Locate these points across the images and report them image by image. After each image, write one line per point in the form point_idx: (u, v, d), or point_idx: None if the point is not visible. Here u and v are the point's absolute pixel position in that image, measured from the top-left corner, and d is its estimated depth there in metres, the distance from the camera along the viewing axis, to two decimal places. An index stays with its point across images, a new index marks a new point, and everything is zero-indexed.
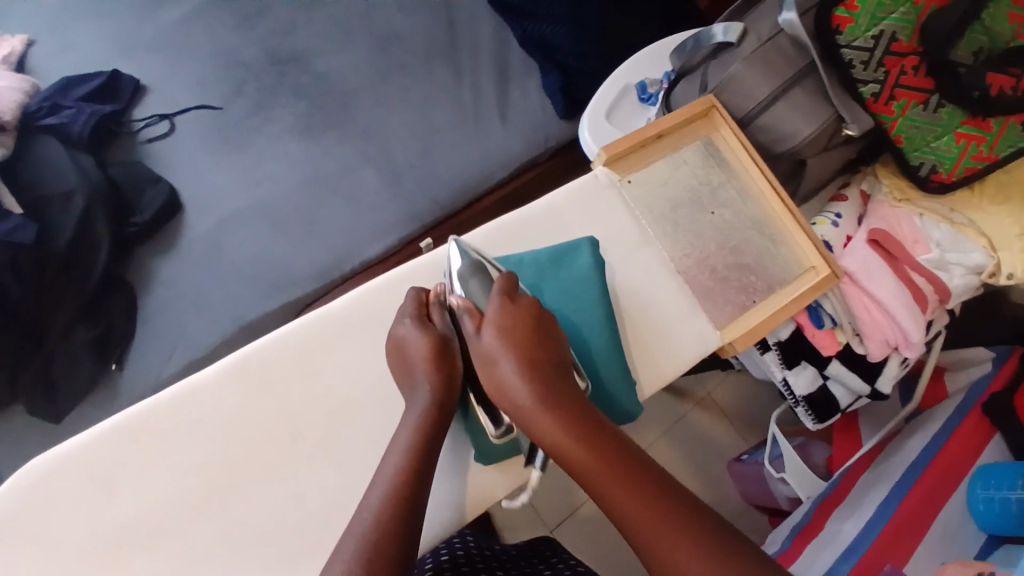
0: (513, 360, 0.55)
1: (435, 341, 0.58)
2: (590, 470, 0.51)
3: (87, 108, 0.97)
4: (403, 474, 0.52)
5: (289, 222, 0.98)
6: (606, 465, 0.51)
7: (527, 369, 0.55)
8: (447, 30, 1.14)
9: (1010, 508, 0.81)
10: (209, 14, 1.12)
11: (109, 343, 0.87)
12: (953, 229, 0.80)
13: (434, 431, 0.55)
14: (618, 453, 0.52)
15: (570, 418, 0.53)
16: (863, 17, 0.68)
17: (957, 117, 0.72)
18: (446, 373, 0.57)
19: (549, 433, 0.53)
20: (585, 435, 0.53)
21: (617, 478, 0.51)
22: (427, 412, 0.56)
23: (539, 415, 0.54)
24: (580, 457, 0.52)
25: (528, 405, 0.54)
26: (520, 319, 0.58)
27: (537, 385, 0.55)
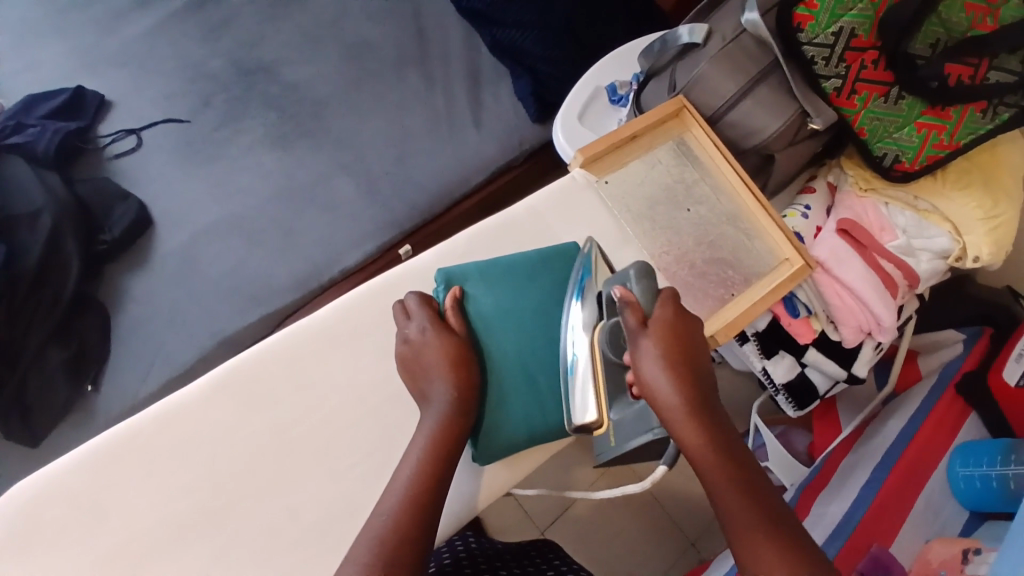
0: (665, 360, 0.52)
1: (450, 344, 0.60)
2: (729, 500, 0.47)
3: (51, 126, 0.96)
4: (422, 479, 0.52)
5: (265, 234, 0.97)
6: (749, 501, 0.46)
7: (681, 374, 0.51)
8: (417, 37, 1.15)
9: (990, 484, 0.84)
10: (173, 26, 1.10)
11: (84, 364, 0.86)
12: (918, 215, 0.83)
13: (452, 434, 0.56)
14: (763, 494, 0.47)
15: (718, 437, 0.49)
16: (822, 14, 0.70)
17: (917, 107, 0.74)
18: (464, 379, 0.59)
19: (692, 444, 0.49)
20: (733, 463, 0.48)
21: (752, 509, 0.46)
22: (439, 424, 0.56)
23: (687, 424, 0.49)
24: (721, 483, 0.47)
25: (676, 411, 0.50)
26: (680, 326, 0.54)
27: (689, 394, 0.51)
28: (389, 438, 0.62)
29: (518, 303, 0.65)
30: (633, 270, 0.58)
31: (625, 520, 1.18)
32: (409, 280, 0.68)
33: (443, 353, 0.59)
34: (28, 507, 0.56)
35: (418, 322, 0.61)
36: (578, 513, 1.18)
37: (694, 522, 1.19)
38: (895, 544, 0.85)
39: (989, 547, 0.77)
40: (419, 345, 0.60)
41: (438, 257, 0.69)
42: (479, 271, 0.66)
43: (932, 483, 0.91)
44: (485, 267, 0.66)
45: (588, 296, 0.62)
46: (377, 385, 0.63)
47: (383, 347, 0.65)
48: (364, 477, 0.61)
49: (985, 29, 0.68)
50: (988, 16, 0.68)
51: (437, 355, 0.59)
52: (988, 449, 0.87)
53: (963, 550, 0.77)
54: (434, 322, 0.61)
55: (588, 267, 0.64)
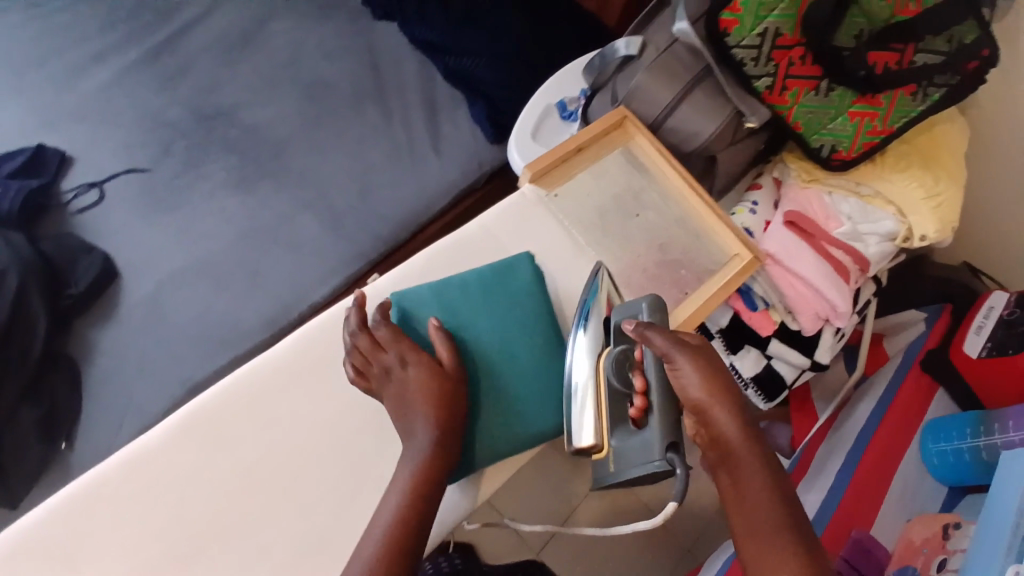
0: (710, 377, 0.54)
1: (427, 373, 0.60)
2: (757, 515, 0.48)
3: (13, 185, 0.96)
4: (399, 525, 0.53)
5: (230, 277, 0.98)
6: (777, 519, 0.48)
7: (716, 384, 0.53)
8: (372, 71, 1.18)
9: (964, 458, 0.86)
10: (130, 76, 1.12)
11: (57, 421, 0.86)
12: (862, 202, 0.86)
13: (431, 478, 0.56)
14: (793, 512, 0.49)
15: (751, 443, 0.52)
16: (747, 17, 0.73)
17: (848, 97, 0.78)
18: (446, 412, 0.60)
19: (727, 443, 0.52)
20: (760, 469, 0.51)
21: (771, 519, 0.48)
22: (417, 462, 0.57)
23: (727, 428, 0.52)
24: (753, 498, 0.49)
25: (713, 411, 0.53)
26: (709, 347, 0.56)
27: (725, 401, 0.53)
28: (356, 468, 0.62)
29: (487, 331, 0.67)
30: (644, 308, 0.61)
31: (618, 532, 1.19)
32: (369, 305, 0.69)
33: (424, 387, 0.60)
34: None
35: (385, 351, 0.61)
36: (570, 529, 1.18)
37: (685, 526, 1.21)
38: (875, 527, 0.86)
39: (967, 521, 0.79)
40: (387, 378, 0.61)
41: (396, 281, 0.71)
42: (446, 291, 0.67)
43: (906, 463, 0.92)
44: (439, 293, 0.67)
45: (593, 325, 0.65)
46: (342, 417, 0.63)
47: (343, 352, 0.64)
48: (334, 508, 0.60)
49: (909, 14, 0.74)
50: (910, 2, 0.74)
51: (411, 383, 0.60)
52: (960, 423, 0.88)
53: (944, 526, 0.79)
54: (410, 349, 0.62)
55: (595, 292, 0.68)
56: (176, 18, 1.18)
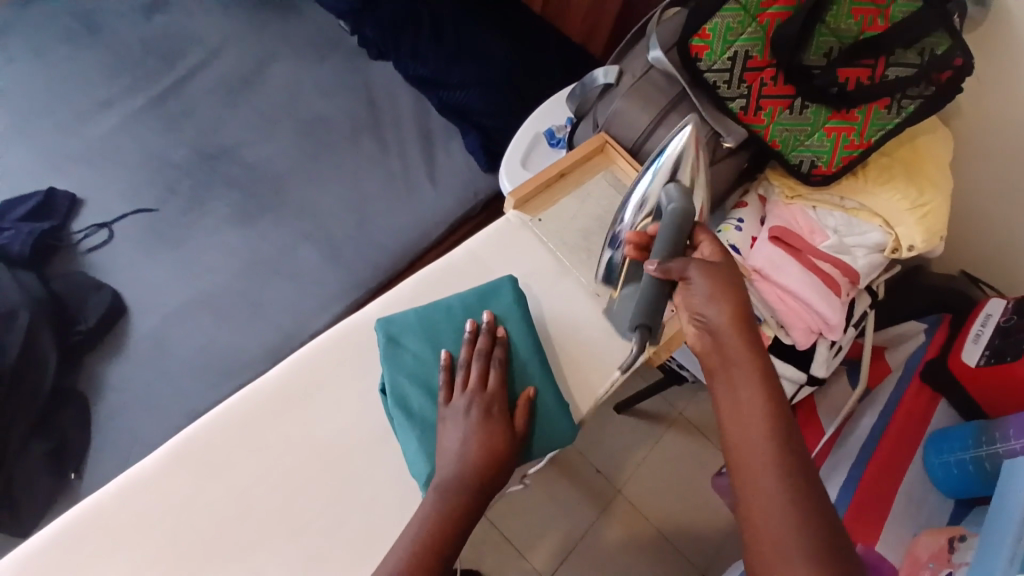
0: (730, 314, 0.56)
1: (495, 438, 0.58)
2: (757, 454, 0.49)
3: (25, 227, 1.00)
4: (418, 551, 0.53)
5: (234, 309, 1.01)
6: (764, 414, 0.51)
7: (728, 305, 0.56)
8: (368, 107, 1.23)
9: (968, 469, 0.84)
10: (137, 121, 1.17)
11: (67, 453, 0.88)
12: (847, 215, 0.88)
13: (453, 521, 0.55)
14: (779, 408, 0.51)
15: (756, 353, 0.54)
16: (716, 43, 0.77)
17: (823, 114, 0.80)
18: (488, 481, 0.57)
19: (733, 348, 0.55)
20: (759, 374, 0.53)
21: (762, 413, 0.51)
22: (437, 511, 0.55)
23: (730, 332, 0.55)
24: (755, 440, 0.50)
25: (720, 323, 0.56)
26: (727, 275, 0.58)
27: (736, 314, 0.56)
28: (346, 490, 0.61)
29: (559, 427, 0.63)
30: (670, 207, 0.60)
31: (628, 555, 1.19)
32: (357, 332, 0.69)
33: (484, 451, 0.57)
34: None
35: (470, 391, 0.60)
36: (579, 553, 1.18)
37: (695, 547, 1.20)
38: (880, 541, 0.84)
39: (973, 533, 0.76)
40: (456, 419, 0.59)
41: (383, 308, 0.71)
42: (544, 363, 0.65)
43: (910, 475, 0.90)
44: (523, 359, 0.64)
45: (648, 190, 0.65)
46: (337, 440, 0.64)
47: (428, 362, 0.64)
48: (328, 530, 0.60)
49: (877, 30, 0.75)
50: (877, 18, 0.75)
51: (465, 439, 0.58)
52: (960, 434, 0.87)
53: (949, 539, 0.77)
54: (496, 404, 0.60)
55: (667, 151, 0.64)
56: (181, 65, 1.24)
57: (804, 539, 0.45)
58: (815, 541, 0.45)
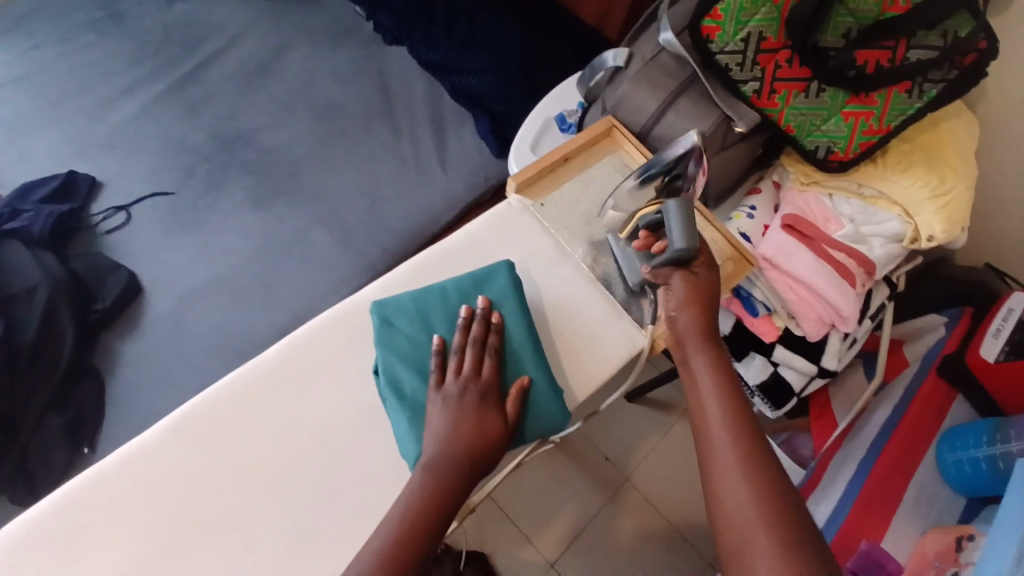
0: (697, 332, 0.63)
1: (484, 423, 0.59)
2: (722, 450, 0.54)
3: (45, 209, 1.02)
4: (408, 521, 0.54)
5: (246, 292, 1.03)
6: (727, 409, 0.57)
7: (699, 312, 0.64)
8: (382, 92, 1.23)
9: (981, 467, 0.82)
10: (157, 106, 1.19)
11: (84, 428, 0.91)
12: (864, 203, 0.85)
13: (443, 496, 0.55)
14: (739, 405, 0.57)
15: (719, 361, 0.61)
16: (728, 24, 0.74)
17: (840, 97, 0.77)
18: (476, 462, 0.57)
19: (699, 356, 0.62)
20: (723, 377, 0.59)
21: (725, 407, 0.57)
22: (426, 490, 0.55)
23: (696, 340, 0.62)
24: (719, 440, 0.55)
25: (687, 330, 0.63)
26: (703, 285, 0.65)
27: (704, 323, 0.63)
28: (340, 468, 0.62)
29: (551, 413, 0.62)
30: (674, 246, 0.64)
31: (637, 543, 1.18)
32: (353, 314, 0.69)
33: (473, 434, 0.58)
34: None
35: (463, 377, 0.61)
36: (586, 540, 1.18)
37: (704, 539, 1.18)
38: (886, 536, 0.82)
39: (983, 532, 0.75)
40: (445, 402, 0.59)
41: (381, 291, 0.71)
42: (538, 349, 0.64)
43: (923, 471, 0.88)
44: (516, 344, 0.64)
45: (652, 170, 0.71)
46: (330, 420, 0.64)
47: (421, 346, 0.64)
48: (318, 506, 0.60)
49: (898, 10, 0.72)
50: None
51: (453, 421, 0.58)
52: (975, 430, 0.84)
53: (958, 538, 0.76)
54: (489, 390, 0.61)
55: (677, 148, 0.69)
56: (199, 51, 1.26)
57: (766, 518, 0.48)
58: (779, 522, 0.48)
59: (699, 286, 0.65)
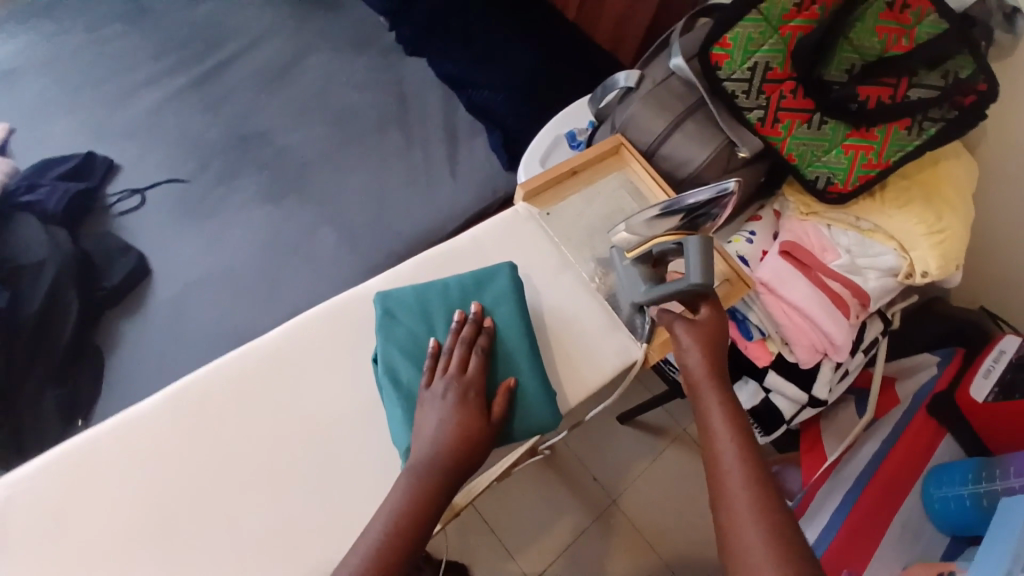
0: (708, 371, 0.62)
1: (469, 422, 0.59)
2: (733, 492, 0.54)
3: (61, 187, 1.05)
4: (393, 530, 0.54)
5: (252, 283, 1.05)
6: (738, 450, 0.56)
7: (710, 353, 0.63)
8: (399, 100, 1.27)
9: (966, 504, 0.81)
10: (180, 99, 1.23)
11: (78, 403, 0.92)
12: (862, 235, 0.86)
13: (428, 501, 0.56)
14: (750, 447, 0.57)
15: (730, 402, 0.60)
16: (736, 52, 0.78)
17: (841, 130, 0.79)
18: (467, 463, 0.58)
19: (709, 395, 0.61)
20: (736, 420, 0.59)
21: (735, 448, 0.56)
22: (417, 493, 0.56)
23: (706, 380, 0.62)
24: (732, 483, 0.54)
25: (698, 370, 0.63)
26: (711, 325, 0.65)
27: (714, 363, 0.63)
28: (330, 451, 0.63)
29: (541, 413, 0.63)
30: (689, 281, 0.63)
31: (620, 568, 1.17)
32: (356, 303, 0.71)
33: (457, 434, 0.58)
34: None
35: (449, 375, 0.61)
36: (569, 560, 1.17)
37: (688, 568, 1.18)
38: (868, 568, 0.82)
39: (964, 568, 0.74)
40: (434, 401, 0.60)
41: (384, 283, 0.73)
42: (533, 352, 0.66)
43: (909, 505, 0.88)
44: (511, 345, 0.65)
45: (677, 203, 0.70)
46: (324, 404, 0.65)
47: (419, 339, 0.65)
48: (307, 487, 0.61)
49: (901, 49, 0.75)
50: (902, 37, 0.75)
51: (449, 429, 0.58)
52: (962, 467, 0.85)
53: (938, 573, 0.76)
54: (476, 388, 0.61)
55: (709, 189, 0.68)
56: (225, 49, 1.30)
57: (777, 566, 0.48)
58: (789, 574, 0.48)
59: (706, 327, 0.65)
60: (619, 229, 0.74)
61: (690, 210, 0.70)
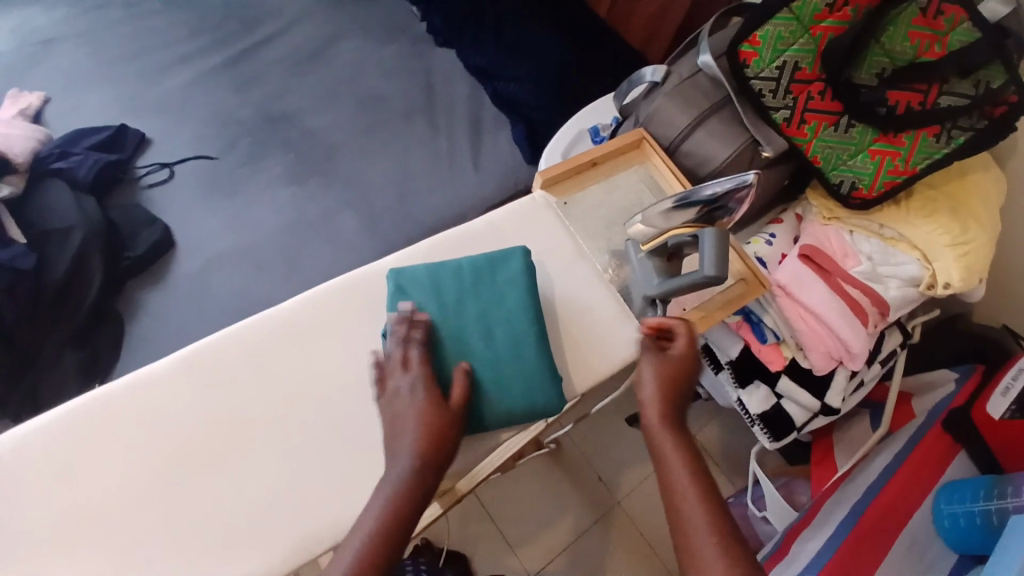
0: (664, 415, 0.59)
1: (434, 421, 0.57)
2: (700, 547, 0.50)
3: (93, 156, 1.07)
4: (377, 537, 0.52)
5: (271, 261, 1.06)
6: (701, 501, 0.53)
7: (671, 398, 0.60)
8: (426, 89, 1.28)
9: (976, 521, 0.79)
10: (212, 77, 1.25)
11: (97, 367, 0.94)
12: (884, 243, 0.85)
13: (411, 508, 0.54)
14: (713, 498, 0.53)
15: (692, 452, 0.57)
16: (765, 51, 0.77)
17: (869, 135, 0.79)
18: (428, 483, 0.56)
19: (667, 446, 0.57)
20: (700, 471, 0.55)
21: (697, 501, 0.53)
22: (385, 514, 0.53)
23: (666, 429, 0.58)
24: (699, 538, 0.51)
25: (658, 420, 0.59)
26: (674, 364, 0.62)
27: (673, 409, 0.60)
28: (337, 421, 0.64)
29: (542, 399, 0.64)
30: (703, 274, 0.62)
31: (619, 568, 1.16)
32: (371, 279, 0.72)
33: (428, 435, 0.56)
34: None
35: (407, 371, 0.60)
36: (570, 557, 1.16)
37: None
38: None
39: None
40: (398, 398, 0.59)
41: (399, 262, 0.74)
42: (540, 337, 0.66)
43: (918, 520, 0.86)
44: (518, 332, 0.65)
45: (695, 195, 0.69)
46: (334, 376, 0.66)
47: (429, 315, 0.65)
48: (310, 456, 0.62)
49: (933, 55, 0.73)
50: (935, 43, 0.73)
51: (414, 444, 0.56)
52: (972, 485, 0.83)
53: None
54: (427, 384, 0.59)
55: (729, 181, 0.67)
56: (260, 31, 1.32)
57: None
58: None
59: (669, 363, 0.62)
60: (634, 221, 0.74)
61: (708, 202, 0.69)
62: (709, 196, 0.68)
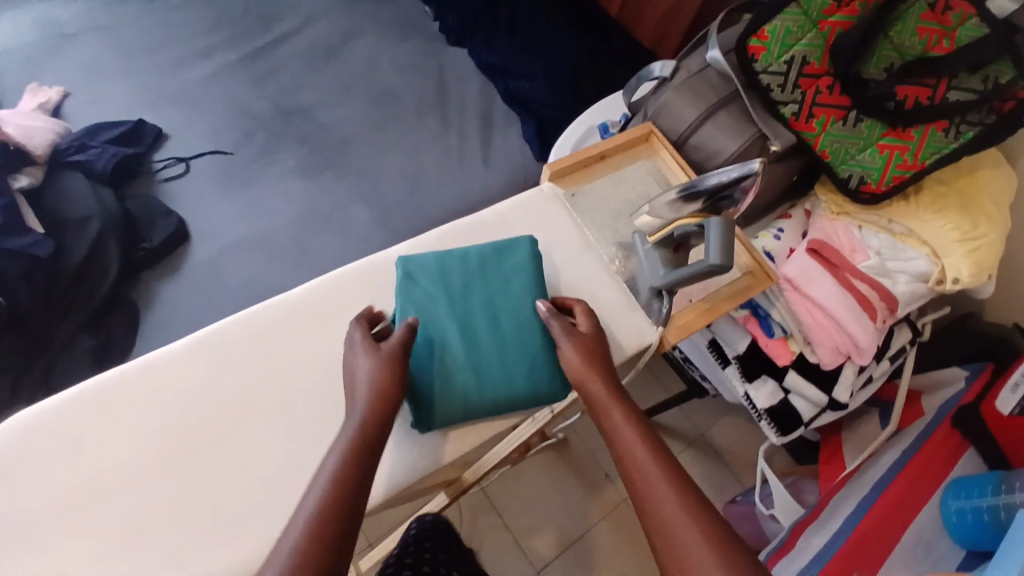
0: (605, 388, 0.60)
1: (387, 379, 0.58)
2: (661, 498, 0.51)
3: (111, 149, 1.09)
4: (328, 499, 0.49)
5: (283, 251, 1.08)
6: (655, 458, 0.54)
7: (606, 373, 0.61)
8: (438, 86, 1.29)
9: (984, 517, 0.78)
10: (229, 73, 1.27)
11: (110, 353, 0.95)
12: (893, 238, 0.84)
13: (361, 470, 0.52)
14: (665, 455, 0.55)
15: (637, 419, 0.58)
16: (774, 45, 0.77)
17: (877, 130, 0.79)
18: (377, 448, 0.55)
19: (610, 418, 0.58)
20: (649, 433, 0.56)
21: (651, 457, 0.54)
22: (342, 474, 0.51)
23: (611, 402, 0.59)
24: (659, 490, 0.52)
25: (602, 396, 0.60)
26: (592, 340, 0.64)
27: (610, 382, 0.61)
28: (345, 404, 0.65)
29: (545, 385, 0.65)
30: (709, 262, 0.63)
31: (623, 564, 1.16)
32: (382, 267, 0.73)
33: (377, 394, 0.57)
34: (17, 437, 0.61)
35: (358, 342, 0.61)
36: (574, 553, 1.17)
37: None
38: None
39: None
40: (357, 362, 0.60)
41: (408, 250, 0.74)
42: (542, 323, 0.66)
43: (925, 514, 0.85)
44: (523, 317, 0.66)
45: (700, 185, 0.70)
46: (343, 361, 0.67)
47: (437, 301, 0.66)
48: (317, 437, 0.63)
49: (942, 50, 0.74)
50: (943, 38, 0.74)
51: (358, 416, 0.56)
52: (980, 481, 0.82)
53: None
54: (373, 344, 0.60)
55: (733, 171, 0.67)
56: (276, 28, 1.34)
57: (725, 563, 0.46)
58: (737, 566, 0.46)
59: (590, 339, 0.64)
60: (643, 211, 0.75)
61: (712, 191, 0.69)
62: (714, 186, 0.69)
